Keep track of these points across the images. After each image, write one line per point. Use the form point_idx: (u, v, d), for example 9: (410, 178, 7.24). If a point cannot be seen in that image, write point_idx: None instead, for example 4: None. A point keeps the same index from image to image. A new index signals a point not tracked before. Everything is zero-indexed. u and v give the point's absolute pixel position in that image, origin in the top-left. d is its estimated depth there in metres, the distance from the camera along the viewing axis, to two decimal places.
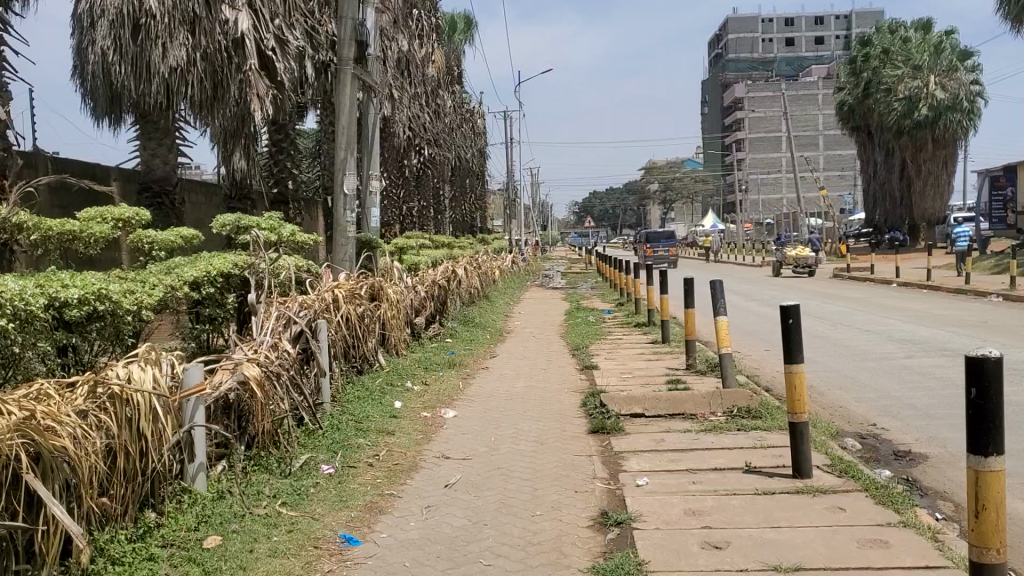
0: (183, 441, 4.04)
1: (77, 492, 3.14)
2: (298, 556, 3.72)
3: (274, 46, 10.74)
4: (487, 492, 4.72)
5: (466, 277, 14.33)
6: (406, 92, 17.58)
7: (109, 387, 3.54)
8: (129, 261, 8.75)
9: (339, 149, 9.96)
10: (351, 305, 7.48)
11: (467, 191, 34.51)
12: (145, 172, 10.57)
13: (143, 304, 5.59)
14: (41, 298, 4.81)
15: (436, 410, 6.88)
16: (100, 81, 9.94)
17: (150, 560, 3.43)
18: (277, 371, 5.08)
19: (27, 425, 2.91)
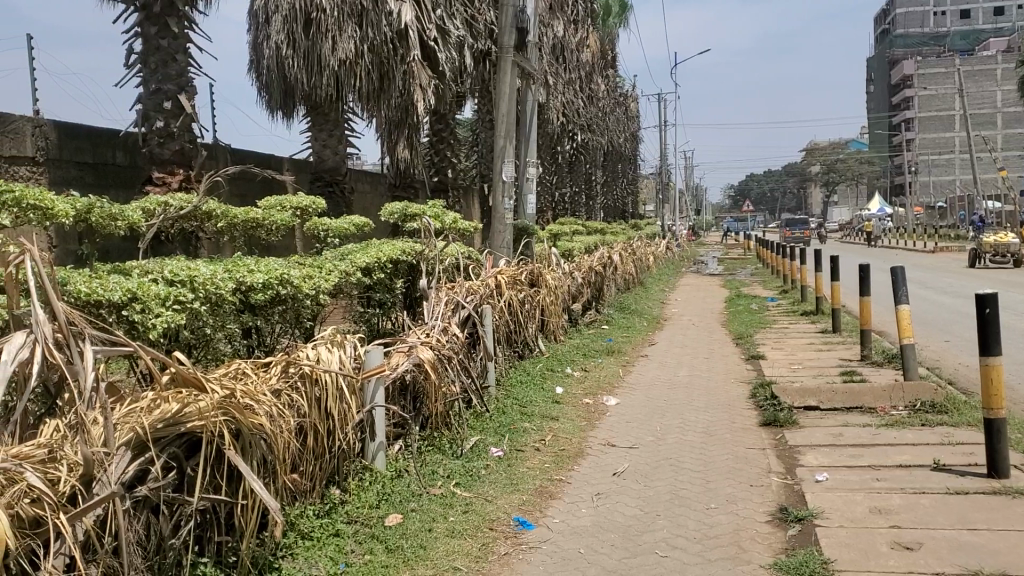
0: (364, 421, 4.19)
1: (272, 468, 3.30)
2: (475, 537, 3.77)
3: (435, 36, 10.92)
4: (658, 482, 4.64)
5: (622, 264, 14.21)
6: (560, 78, 17.58)
7: (300, 367, 3.67)
8: (302, 249, 9.12)
9: (499, 137, 10.04)
10: (513, 291, 7.53)
11: (620, 176, 34.28)
12: (317, 162, 10.99)
13: (321, 290, 5.81)
14: (230, 282, 5.04)
15: (599, 397, 6.84)
16: (275, 76, 10.50)
17: (336, 536, 3.59)
18: (448, 355, 5.16)
19: (229, 404, 3.03)
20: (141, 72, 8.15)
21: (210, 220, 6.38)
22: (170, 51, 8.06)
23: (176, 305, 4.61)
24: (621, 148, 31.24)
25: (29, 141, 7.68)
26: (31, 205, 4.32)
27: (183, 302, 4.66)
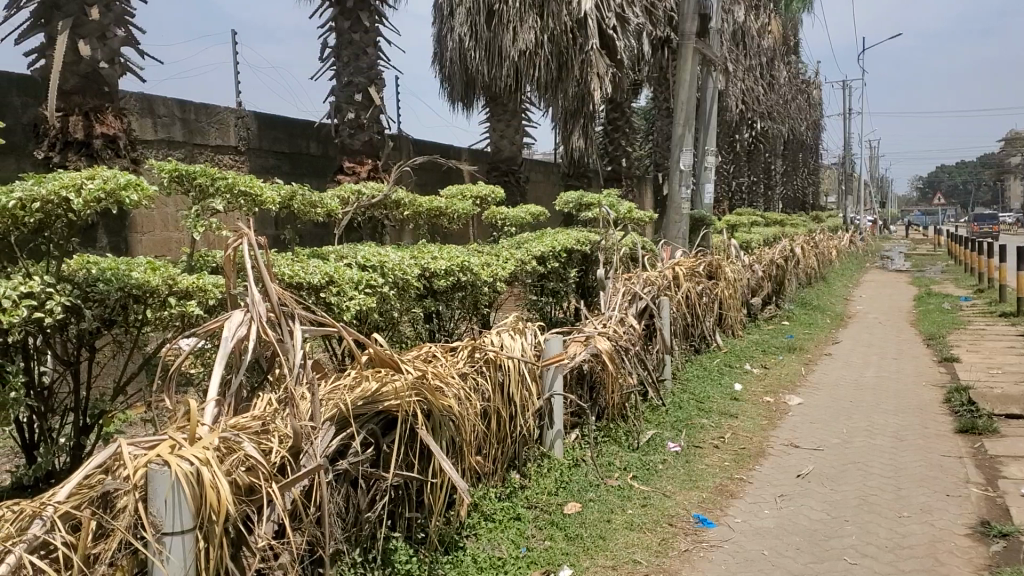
0: (544, 409, 4.24)
1: (460, 450, 3.40)
2: (654, 532, 3.74)
3: (614, 25, 10.83)
4: (845, 487, 4.47)
5: (804, 257, 13.72)
6: (740, 65, 17.11)
7: (485, 353, 3.75)
8: (480, 236, 9.32)
9: (677, 126, 9.87)
10: (691, 283, 7.42)
11: (801, 166, 33.07)
12: (495, 152, 11.18)
13: (499, 277, 5.92)
14: (415, 268, 5.24)
15: (779, 395, 6.63)
16: (458, 67, 10.80)
17: (517, 520, 3.66)
18: (626, 346, 5.13)
19: (422, 385, 3.15)
20: (335, 65, 8.53)
21: (398, 209, 6.60)
22: (361, 44, 8.39)
23: (367, 289, 4.83)
24: (803, 137, 30.10)
25: (233, 132, 8.21)
26: (241, 191, 4.61)
27: (374, 286, 4.90)
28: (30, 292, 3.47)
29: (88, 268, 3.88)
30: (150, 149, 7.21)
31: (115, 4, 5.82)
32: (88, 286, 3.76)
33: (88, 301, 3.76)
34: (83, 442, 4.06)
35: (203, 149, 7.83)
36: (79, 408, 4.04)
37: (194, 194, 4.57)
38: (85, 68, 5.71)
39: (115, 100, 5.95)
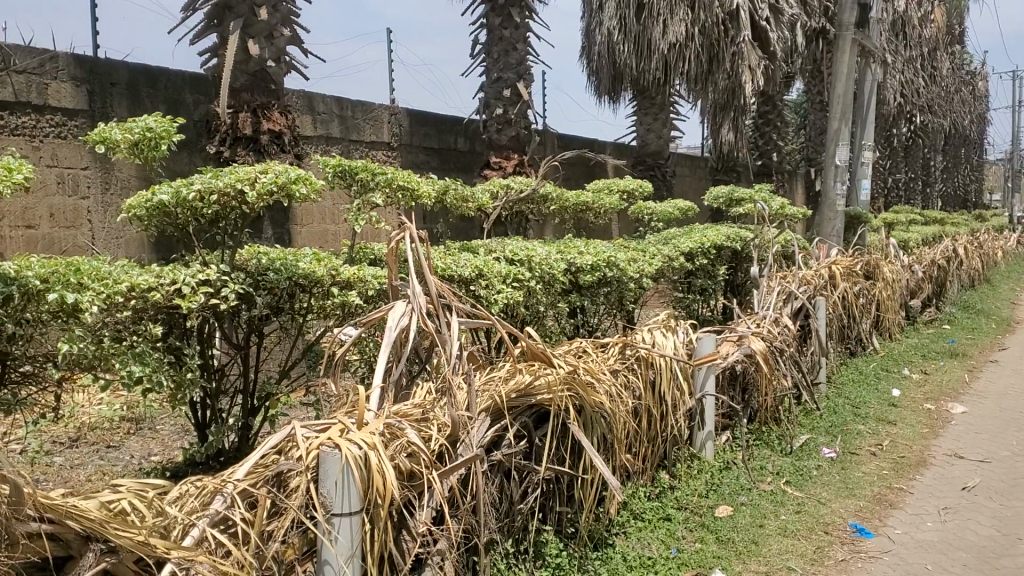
0: (695, 409, 4.16)
1: (611, 446, 3.40)
2: (809, 539, 3.63)
3: (768, 16, 10.54)
4: (1016, 502, 4.22)
5: (967, 258, 13.01)
6: (900, 57, 16.35)
7: (637, 350, 3.71)
8: (625, 232, 9.27)
9: (833, 119, 9.52)
10: (847, 283, 7.15)
11: (963, 162, 31.34)
12: (641, 146, 11.10)
13: (646, 273, 5.87)
14: (562, 263, 5.26)
15: (941, 403, 6.31)
16: (606, 61, 10.78)
17: (667, 520, 3.63)
18: (780, 347, 4.98)
19: (574, 380, 3.15)
20: (485, 61, 8.67)
21: (546, 204, 6.65)
22: (511, 40, 8.48)
23: (515, 283, 4.89)
24: (966, 131, 28.50)
25: (386, 127, 8.44)
26: (399, 186, 4.75)
27: (521, 280, 4.94)
28: (207, 279, 3.67)
29: (259, 258, 4.11)
30: (309, 144, 7.51)
31: (281, 5, 6.10)
32: (258, 275, 3.99)
33: (259, 289, 3.98)
34: (250, 422, 4.32)
35: (358, 144, 8.09)
36: (247, 391, 4.28)
37: (355, 188, 4.75)
38: (253, 66, 6.02)
39: (280, 98, 6.24)
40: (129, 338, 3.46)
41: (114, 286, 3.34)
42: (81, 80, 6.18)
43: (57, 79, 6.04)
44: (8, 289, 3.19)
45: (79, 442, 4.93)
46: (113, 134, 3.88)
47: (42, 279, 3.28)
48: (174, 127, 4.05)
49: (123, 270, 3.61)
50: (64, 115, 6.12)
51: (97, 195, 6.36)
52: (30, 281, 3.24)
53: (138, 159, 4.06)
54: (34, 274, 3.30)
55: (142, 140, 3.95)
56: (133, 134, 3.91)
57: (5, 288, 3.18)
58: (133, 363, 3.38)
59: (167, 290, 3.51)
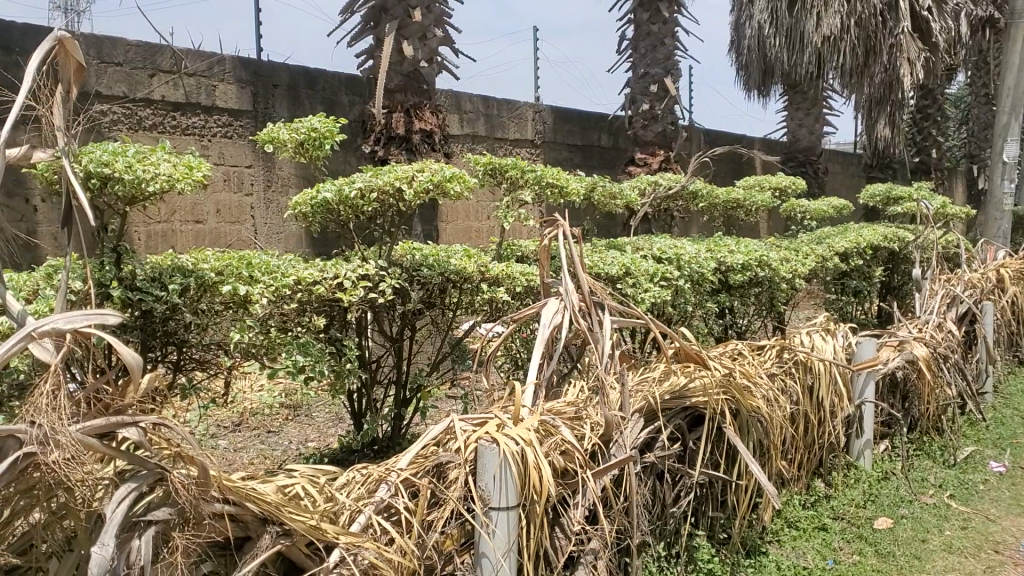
0: (853, 416, 4.01)
1: (766, 452, 3.32)
2: (978, 558, 3.44)
3: (930, 5, 10.04)
4: None
5: None
6: None
7: (795, 354, 3.60)
8: (773, 230, 9.02)
9: (1002, 113, 8.98)
10: (1018, 288, 6.73)
11: None
12: (792, 142, 10.81)
13: (799, 273, 5.70)
14: (712, 262, 5.17)
15: None
16: (756, 55, 10.55)
17: (822, 530, 3.52)
18: (946, 353, 4.74)
19: (730, 383, 3.09)
20: (632, 57, 8.63)
21: (694, 201, 6.55)
22: (659, 35, 8.39)
23: (663, 282, 4.83)
24: None
25: (530, 125, 8.50)
26: (548, 183, 4.78)
27: (670, 279, 4.89)
28: (366, 274, 3.85)
29: (413, 253, 4.23)
30: (456, 142, 7.64)
31: (434, 6, 6.25)
32: (414, 270, 4.10)
33: (414, 284, 4.10)
34: (402, 413, 4.45)
35: (503, 142, 8.19)
36: (400, 383, 4.40)
37: (505, 185, 4.81)
38: (407, 67, 6.20)
39: (431, 98, 6.39)
40: (294, 328, 3.68)
41: (281, 279, 3.57)
42: (246, 82, 6.49)
43: (224, 80, 6.35)
44: (186, 282, 3.41)
45: (242, 427, 5.19)
46: (280, 134, 4.10)
47: (217, 271, 3.50)
48: (337, 127, 4.19)
49: (290, 263, 3.81)
50: (231, 115, 6.44)
51: (259, 192, 6.67)
52: (205, 274, 3.45)
53: (304, 157, 4.25)
54: (209, 266, 3.52)
55: (307, 139, 4.11)
56: (298, 134, 4.08)
57: (184, 281, 3.39)
58: (297, 353, 3.55)
59: (330, 283, 3.73)
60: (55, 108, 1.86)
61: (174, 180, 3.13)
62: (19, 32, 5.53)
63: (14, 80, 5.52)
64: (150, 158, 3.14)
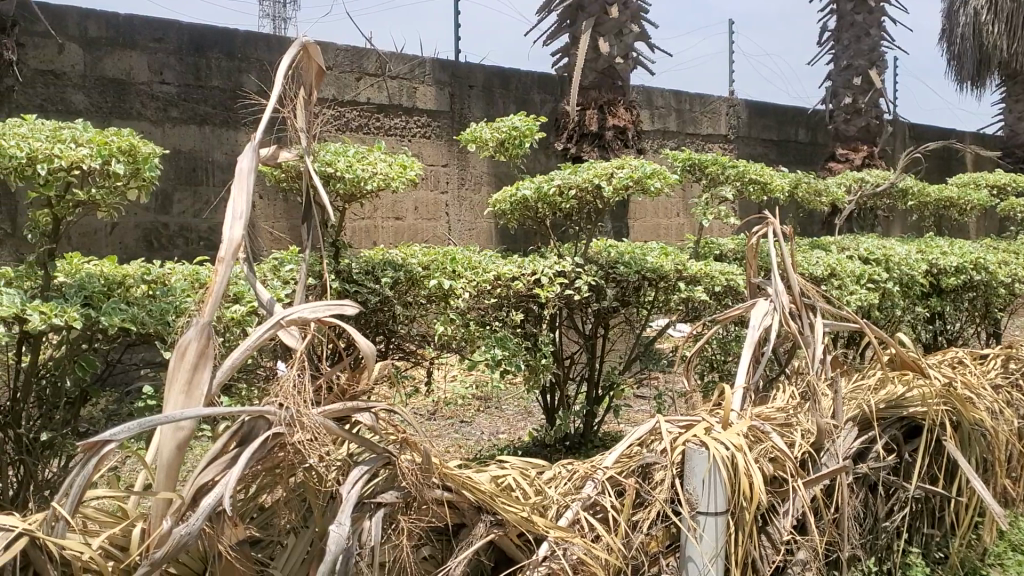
0: None
1: (989, 468, 3.10)
2: None
3: None
4: None
5: None
6: None
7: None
8: (986, 231, 8.44)
9: None
10: None
11: None
12: (1009, 136, 10.10)
13: (1020, 278, 5.30)
14: (923, 264, 4.89)
15: None
16: (971, 44, 9.90)
17: None
18: None
19: (951, 393, 2.90)
20: (834, 49, 8.29)
21: (903, 199, 6.23)
22: (863, 26, 8.03)
23: (869, 284, 4.62)
24: None
25: (724, 120, 8.32)
26: (750, 179, 4.68)
27: (877, 281, 4.67)
28: (563, 271, 3.89)
29: (609, 251, 4.23)
30: (648, 139, 7.58)
31: (631, 1, 6.28)
32: (610, 267, 4.09)
33: (610, 282, 4.09)
34: (595, 410, 4.45)
35: (695, 138, 8.05)
36: (593, 380, 4.40)
37: (705, 181, 4.75)
38: (602, 64, 6.23)
39: (625, 95, 6.37)
40: (492, 322, 3.76)
41: (483, 274, 3.67)
42: (445, 83, 6.70)
43: (424, 82, 6.58)
44: (397, 275, 3.61)
45: (437, 415, 5.36)
46: (482, 133, 4.21)
47: (424, 266, 3.68)
48: (536, 125, 4.25)
49: (490, 259, 3.91)
50: (429, 116, 6.66)
51: (454, 189, 6.85)
52: (414, 269, 3.63)
53: (505, 156, 4.32)
54: (417, 262, 3.71)
55: (508, 138, 4.18)
56: (499, 133, 4.16)
57: (395, 273, 3.59)
58: (495, 346, 3.63)
59: (528, 279, 3.77)
60: (298, 107, 1.99)
61: (389, 179, 3.28)
62: (241, 40, 5.94)
63: (237, 85, 5.93)
64: (368, 158, 3.30)
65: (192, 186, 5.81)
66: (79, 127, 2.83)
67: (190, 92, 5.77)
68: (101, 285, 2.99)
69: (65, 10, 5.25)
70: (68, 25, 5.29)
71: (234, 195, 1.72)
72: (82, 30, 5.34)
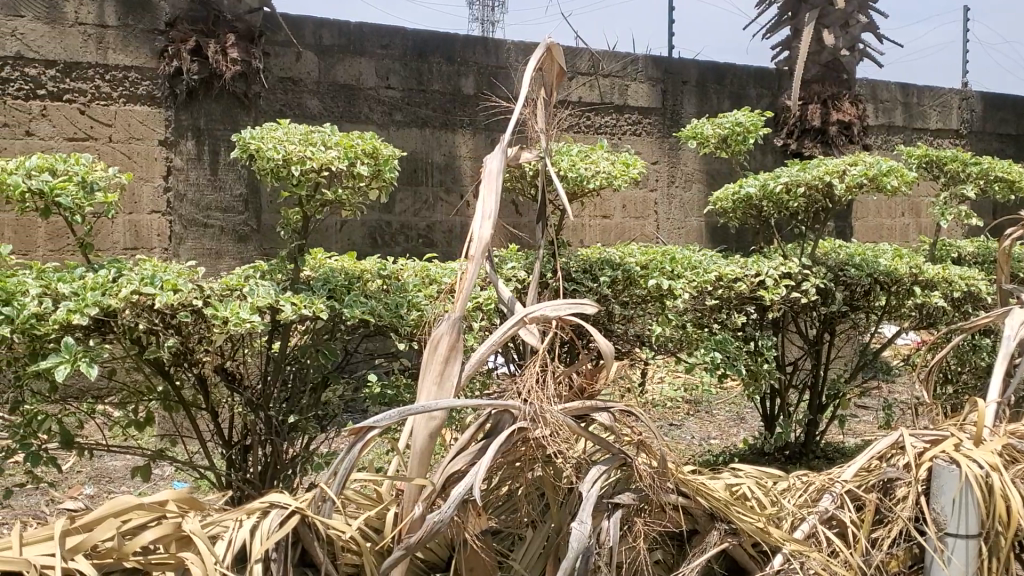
0: None
1: None
2: None
3: None
4: None
5: None
6: None
7: None
8: None
9: None
10: None
11: None
12: None
13: None
14: None
15: None
16: None
17: None
18: None
19: None
20: None
21: None
22: None
23: None
24: None
25: (956, 114, 7.76)
26: (995, 177, 4.44)
27: None
28: (789, 272, 3.75)
29: (837, 253, 4.09)
30: (872, 135, 7.21)
31: None
32: (839, 269, 3.94)
33: (838, 285, 3.93)
34: (817, 419, 4.27)
35: (924, 133, 7.57)
36: (816, 389, 4.21)
37: (944, 180, 4.60)
38: (826, 56, 6.16)
39: (851, 88, 6.28)
40: (710, 324, 3.68)
41: (704, 274, 3.59)
42: (657, 80, 6.64)
43: (636, 80, 6.57)
44: (614, 274, 3.56)
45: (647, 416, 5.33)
46: (704, 130, 4.14)
47: (642, 265, 3.64)
48: (761, 121, 4.12)
49: (711, 259, 3.83)
50: (642, 114, 6.63)
51: (664, 187, 6.76)
52: (632, 267, 3.58)
53: (728, 153, 4.24)
54: (635, 261, 3.67)
55: (731, 134, 4.09)
56: (722, 129, 4.09)
57: (613, 273, 3.55)
58: (715, 350, 3.58)
59: (751, 280, 3.67)
60: (539, 109, 2.04)
61: (612, 178, 3.26)
62: (461, 44, 6.11)
63: (456, 88, 6.13)
64: (591, 157, 3.31)
65: (413, 185, 6.04)
66: (327, 131, 3.01)
67: (414, 96, 6.00)
68: (343, 279, 3.18)
69: (302, 20, 5.61)
70: (305, 34, 5.65)
71: (483, 194, 1.76)
72: (317, 39, 5.68)
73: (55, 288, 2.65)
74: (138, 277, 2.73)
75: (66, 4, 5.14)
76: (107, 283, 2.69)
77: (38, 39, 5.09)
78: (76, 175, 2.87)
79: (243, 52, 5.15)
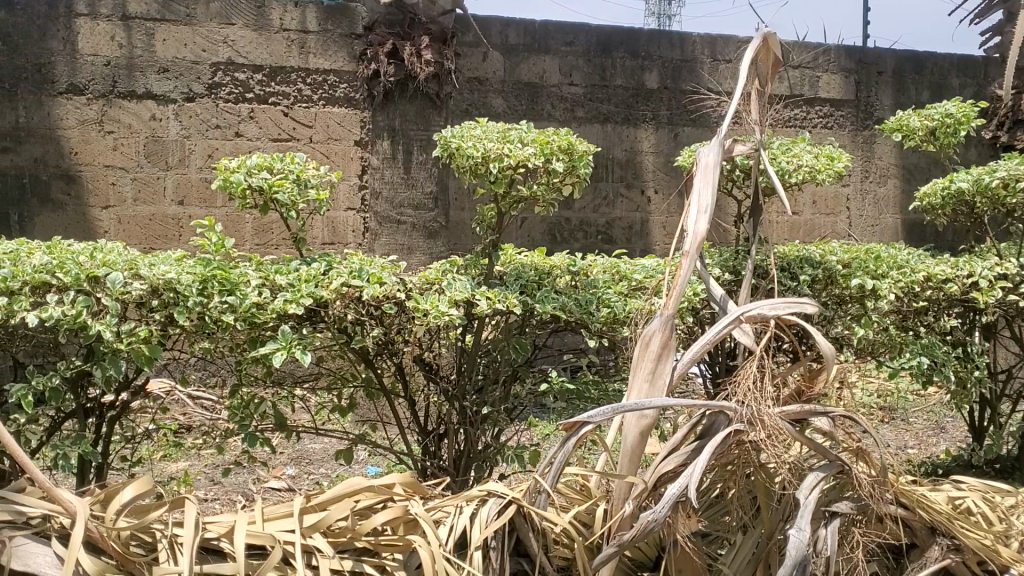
0: None
1: None
2: None
3: None
4: None
5: None
6: None
7: None
8: None
9: None
10: None
11: None
12: None
13: None
14: None
15: None
16: None
17: None
18: None
19: None
20: None
21: None
22: None
23: None
24: None
25: None
26: None
27: None
28: (1005, 273, 3.50)
29: None
30: None
31: None
32: None
33: None
34: None
35: None
36: None
37: None
38: None
39: None
40: (915, 327, 3.49)
41: (911, 275, 3.41)
42: (851, 71, 6.37)
43: (828, 71, 6.33)
44: (815, 272, 3.43)
45: None
46: (911, 122, 3.94)
47: (844, 264, 3.49)
48: (975, 112, 3.87)
49: (918, 258, 3.63)
50: (834, 106, 6.36)
51: (857, 183, 6.46)
52: (834, 266, 3.44)
53: (936, 146, 4.01)
54: (837, 260, 3.53)
55: (941, 125, 3.87)
56: (931, 120, 3.88)
57: (814, 271, 3.41)
58: (922, 355, 3.39)
59: (963, 281, 3.45)
60: (753, 102, 1.99)
61: (815, 172, 3.15)
62: (645, 38, 6.06)
63: (640, 83, 6.06)
64: (793, 150, 3.20)
65: (596, 182, 6.04)
66: (524, 127, 3.05)
67: (597, 92, 5.99)
68: (534, 275, 3.22)
69: (490, 19, 5.74)
70: (492, 34, 5.78)
71: (699, 187, 1.73)
72: (503, 38, 5.79)
73: (272, 279, 2.82)
74: (347, 270, 2.88)
75: (272, 12, 5.48)
76: (319, 275, 2.85)
77: (246, 45, 5.45)
78: (291, 174, 3.01)
79: (436, 53, 5.26)
